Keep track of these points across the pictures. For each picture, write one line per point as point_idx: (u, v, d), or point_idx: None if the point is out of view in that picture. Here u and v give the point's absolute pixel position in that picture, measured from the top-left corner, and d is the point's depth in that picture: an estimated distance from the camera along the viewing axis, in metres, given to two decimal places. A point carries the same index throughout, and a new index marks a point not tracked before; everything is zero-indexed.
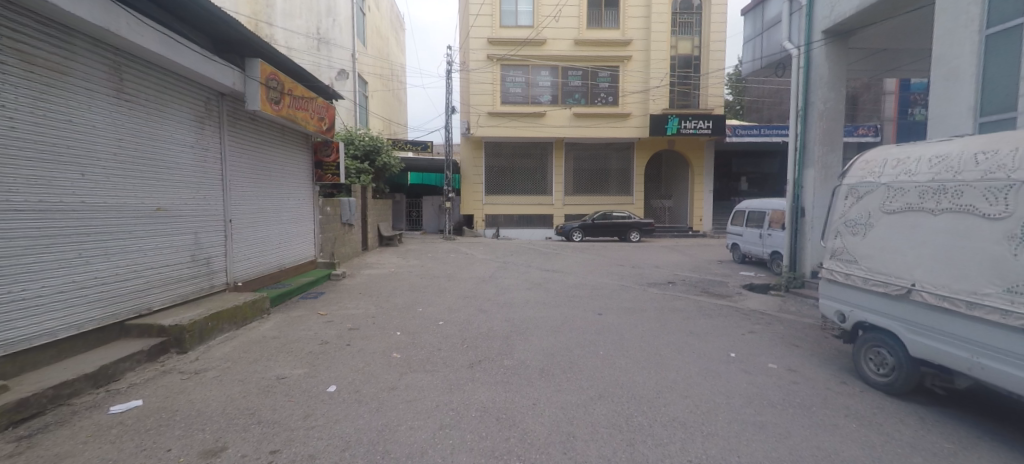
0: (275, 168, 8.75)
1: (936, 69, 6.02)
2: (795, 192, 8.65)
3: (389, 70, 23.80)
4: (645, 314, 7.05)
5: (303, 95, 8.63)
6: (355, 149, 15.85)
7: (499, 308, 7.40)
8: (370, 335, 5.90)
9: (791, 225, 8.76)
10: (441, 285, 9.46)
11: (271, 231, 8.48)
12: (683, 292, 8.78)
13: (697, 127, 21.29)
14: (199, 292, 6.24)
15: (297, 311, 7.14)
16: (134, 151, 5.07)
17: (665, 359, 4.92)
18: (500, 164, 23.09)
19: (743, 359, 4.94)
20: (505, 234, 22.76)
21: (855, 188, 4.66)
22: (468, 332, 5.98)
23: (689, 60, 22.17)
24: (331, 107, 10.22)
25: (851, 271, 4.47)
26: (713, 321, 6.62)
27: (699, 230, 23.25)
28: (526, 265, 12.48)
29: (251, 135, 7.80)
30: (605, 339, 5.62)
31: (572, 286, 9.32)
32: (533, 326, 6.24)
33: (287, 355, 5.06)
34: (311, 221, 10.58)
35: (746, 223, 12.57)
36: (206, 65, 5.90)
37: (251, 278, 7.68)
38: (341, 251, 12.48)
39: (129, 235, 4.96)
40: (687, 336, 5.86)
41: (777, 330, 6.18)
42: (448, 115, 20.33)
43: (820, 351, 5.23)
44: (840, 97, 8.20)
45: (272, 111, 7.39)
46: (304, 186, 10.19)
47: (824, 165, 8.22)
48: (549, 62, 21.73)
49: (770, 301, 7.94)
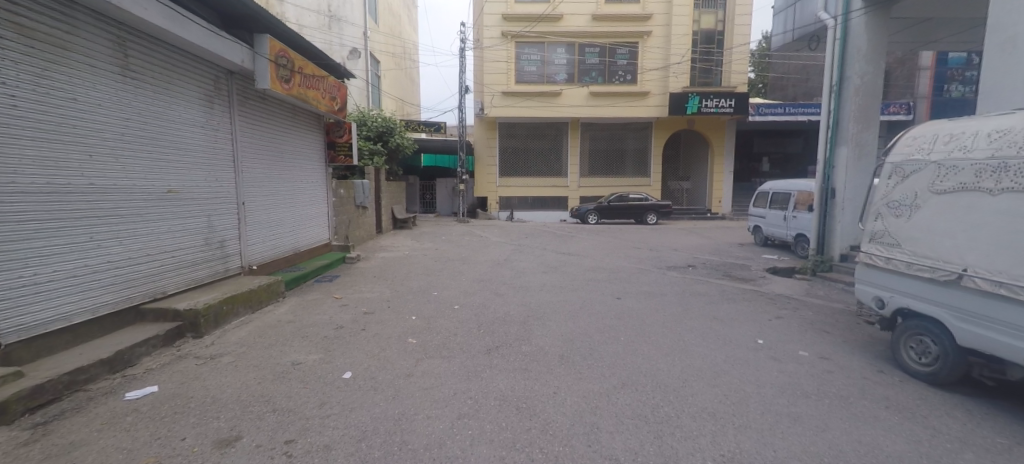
0: (288, 149, 8.65)
1: (991, 37, 5.49)
2: (826, 172, 8.18)
3: (402, 49, 23.39)
4: (666, 298, 6.84)
5: (314, 73, 8.44)
6: (368, 130, 15.76)
7: (516, 292, 7.27)
8: (385, 319, 5.83)
9: (820, 207, 8.32)
10: (456, 269, 9.37)
11: (284, 214, 8.45)
12: (704, 276, 8.53)
13: (718, 106, 20.54)
14: (213, 276, 6.24)
15: (312, 295, 7.12)
16: (142, 130, 4.97)
17: (688, 345, 4.74)
18: (514, 145, 22.72)
19: (770, 346, 4.73)
20: (519, 216, 22.56)
21: (899, 167, 4.30)
22: (484, 317, 5.87)
23: (711, 35, 21.27)
24: (342, 86, 10.02)
25: (893, 255, 4.13)
26: (737, 306, 6.39)
27: (718, 212, 22.66)
28: (542, 248, 12.32)
29: (262, 116, 7.69)
30: (624, 324, 5.46)
31: (589, 270, 9.12)
32: (550, 310, 6.10)
33: (302, 339, 5.03)
34: (325, 203, 10.54)
35: (769, 205, 12.13)
36: (213, 41, 5.73)
37: (266, 261, 7.69)
38: (355, 233, 12.47)
39: (140, 216, 4.92)
40: (710, 321, 5.66)
41: (804, 315, 5.93)
42: (462, 95, 19.93)
43: (852, 339, 4.97)
44: (878, 72, 7.69)
45: (281, 90, 7.22)
46: (318, 168, 10.11)
47: (857, 143, 7.76)
48: (566, 38, 21.08)
49: (796, 285, 7.64)
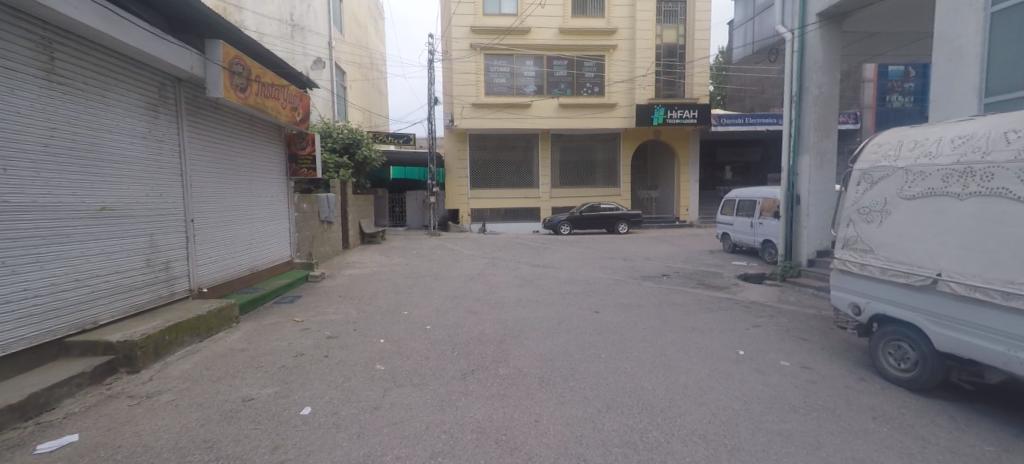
0: (244, 161, 8.11)
1: (938, 49, 5.75)
2: (791, 179, 8.37)
3: (369, 60, 22.89)
4: (644, 310, 6.71)
5: (272, 82, 7.95)
6: (334, 142, 15.29)
7: (491, 309, 6.97)
8: (351, 343, 5.41)
9: (786, 214, 8.49)
10: (427, 285, 9.01)
11: (240, 231, 7.86)
12: (679, 285, 8.51)
13: (683, 117, 21.12)
14: (156, 302, 5.62)
15: (270, 319, 6.58)
16: (69, 141, 4.44)
17: (671, 360, 4.59)
18: (485, 157, 22.57)
19: (752, 358, 4.65)
20: (492, 228, 22.31)
21: (868, 173, 4.34)
22: (459, 338, 5.54)
23: (674, 49, 21.97)
24: (304, 96, 9.57)
25: (867, 261, 4.13)
26: (714, 316, 6.34)
27: (685, 220, 23.16)
28: (515, 261, 12.09)
29: (216, 127, 7.17)
30: (605, 339, 5.28)
31: (565, 282, 8.95)
32: (528, 327, 5.84)
33: (257, 370, 4.56)
34: (286, 219, 9.96)
35: (736, 213, 12.40)
36: (157, 46, 5.25)
37: (219, 283, 7.08)
38: (319, 250, 11.87)
39: (67, 237, 4.37)
40: (690, 332, 5.58)
41: (781, 323, 5.92)
42: (431, 107, 19.64)
43: (829, 345, 4.97)
44: (834, 82, 7.96)
45: (237, 99, 6.74)
46: (278, 181, 9.56)
47: (819, 150, 7.99)
48: (534, 51, 21.26)
49: (768, 291, 7.70)
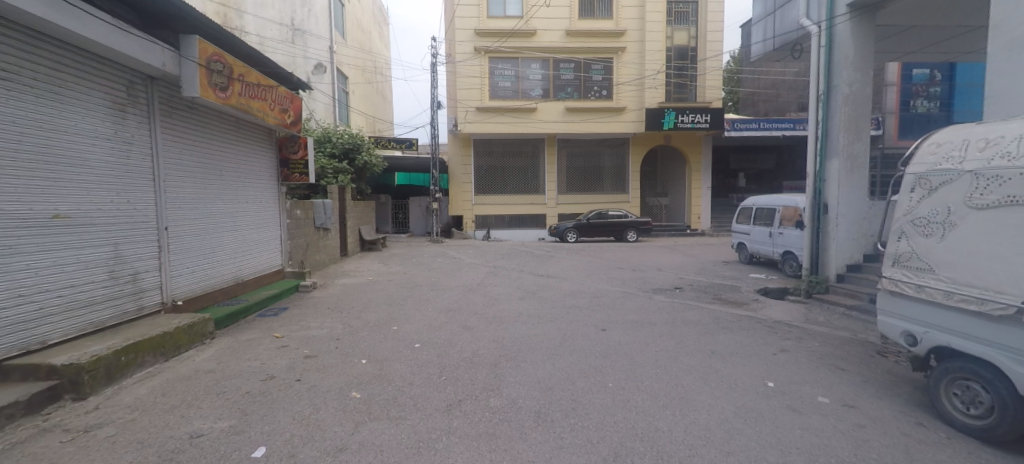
0: (228, 166, 7.65)
1: (996, 39, 5.12)
2: (817, 186, 7.72)
3: (372, 64, 22.64)
4: (655, 328, 6.10)
5: (258, 82, 7.54)
6: (333, 147, 15.00)
7: (488, 324, 6.40)
8: (328, 365, 4.86)
9: (812, 224, 7.84)
10: (423, 296, 8.48)
11: (223, 240, 7.39)
12: (694, 300, 7.87)
13: (694, 121, 20.47)
14: (119, 318, 5.05)
15: (248, 334, 6.06)
16: (17, 143, 3.89)
17: (688, 393, 3.97)
18: (489, 163, 22.11)
19: (784, 392, 4.02)
20: (496, 235, 21.76)
21: (925, 178, 3.75)
22: (448, 359, 4.96)
23: (685, 52, 21.37)
24: (296, 97, 9.17)
25: (925, 282, 3.52)
26: (735, 337, 5.69)
27: (697, 228, 22.46)
28: (518, 270, 11.51)
29: (196, 129, 6.74)
30: (613, 364, 4.67)
31: (570, 295, 8.34)
32: (526, 348, 5.25)
33: (220, 399, 3.95)
34: (277, 226, 9.49)
35: (753, 221, 11.72)
36: (122, 40, 4.74)
37: (197, 295, 6.56)
38: (314, 257, 11.42)
39: (11, 251, 3.80)
40: (709, 357, 4.96)
41: (812, 348, 5.25)
42: (435, 110, 19.23)
43: (875, 378, 4.31)
44: (866, 79, 7.32)
45: (216, 98, 6.30)
46: (268, 187, 9.12)
47: (848, 155, 7.34)
48: (541, 54, 20.81)
49: (793, 309, 7.03)
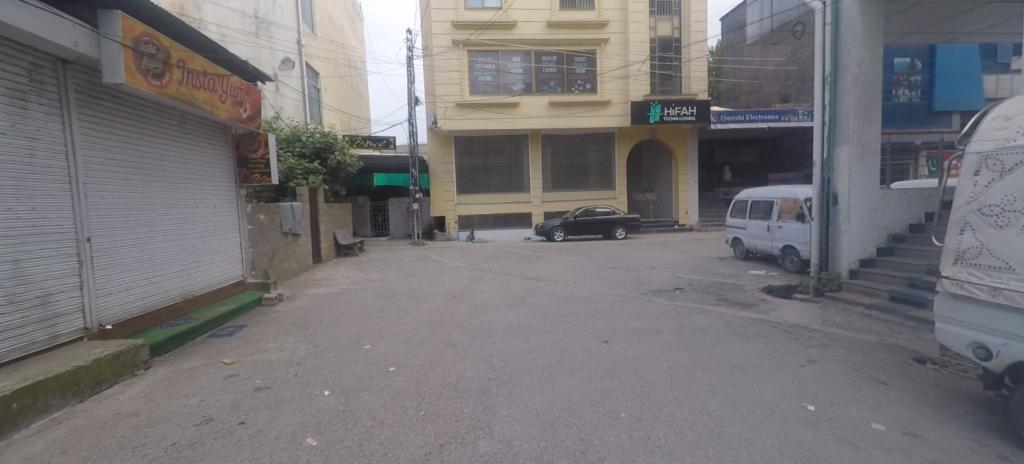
0: (171, 166, 6.65)
1: None
2: (825, 175, 7.25)
3: (345, 59, 21.57)
4: (662, 337, 5.44)
5: (205, 69, 6.61)
6: (303, 147, 14.02)
7: (475, 339, 5.66)
8: (283, 399, 3.95)
9: (821, 216, 7.36)
10: (402, 306, 7.69)
11: (167, 251, 6.43)
12: (698, 301, 7.26)
13: (681, 114, 19.99)
14: (25, 351, 4.08)
15: (193, 360, 5.13)
16: None
17: (718, 423, 3.29)
18: (472, 161, 21.31)
19: (829, 418, 3.38)
20: (480, 235, 20.98)
21: (993, 158, 3.16)
22: (428, 386, 4.17)
23: (669, 43, 20.95)
24: (252, 89, 8.23)
25: (1001, 281, 2.88)
26: (753, 346, 5.08)
27: (685, 224, 22.08)
28: (505, 273, 10.79)
29: (127, 123, 5.75)
30: (622, 387, 3.97)
31: (563, 300, 7.64)
32: (519, 368, 4.51)
33: (135, 456, 3.08)
34: (235, 233, 8.52)
35: (749, 215, 11.26)
36: (20, 14, 3.81)
37: (135, 318, 5.60)
38: (282, 266, 10.48)
39: None
40: (730, 372, 4.31)
41: (842, 357, 4.67)
42: (412, 107, 18.31)
43: (927, 395, 3.70)
44: (875, 58, 6.91)
45: (148, 86, 5.36)
46: (223, 190, 8.15)
47: (859, 140, 6.91)
48: (522, 46, 20.11)
49: (807, 311, 6.50)
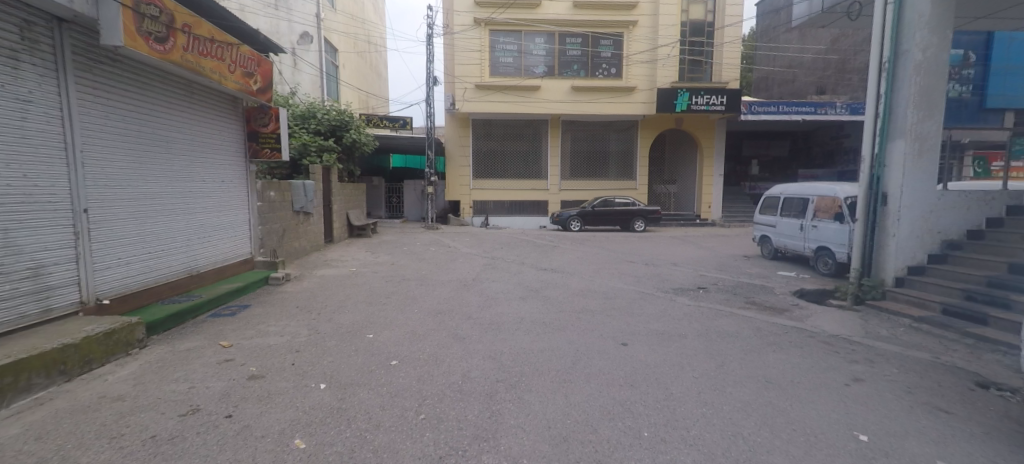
0: (175, 137, 6.38)
1: None
2: (875, 172, 6.63)
3: (364, 35, 21.18)
4: (687, 342, 5.01)
5: (212, 36, 6.29)
6: (318, 124, 13.77)
7: (484, 333, 5.34)
8: (275, 392, 3.65)
9: (867, 217, 6.76)
10: (410, 293, 7.41)
11: (171, 226, 6.24)
12: (724, 303, 6.77)
13: (709, 103, 19.08)
14: (12, 324, 3.85)
15: (191, 342, 4.93)
16: None
17: (758, 450, 2.88)
18: (489, 145, 20.83)
19: (887, 453, 2.92)
20: (495, 222, 20.64)
21: None
22: (432, 385, 3.84)
23: (701, 27, 19.93)
24: (263, 61, 7.92)
25: None
26: (788, 358, 4.60)
27: (707, 218, 21.31)
28: (518, 262, 10.42)
29: (129, 89, 5.46)
30: (645, 398, 3.58)
31: (578, 295, 7.25)
32: (531, 369, 4.17)
33: (109, 449, 2.70)
34: (244, 209, 8.32)
35: (780, 213, 10.62)
36: None
37: (133, 292, 5.40)
38: (292, 245, 10.32)
39: None
40: (763, 388, 3.87)
41: (891, 377, 4.18)
42: (431, 87, 17.88)
43: (1002, 430, 3.22)
44: (942, 44, 6.25)
45: (149, 51, 5.05)
46: (231, 164, 7.92)
47: (918, 134, 6.27)
48: (546, 27, 19.38)
49: (846, 320, 5.98)
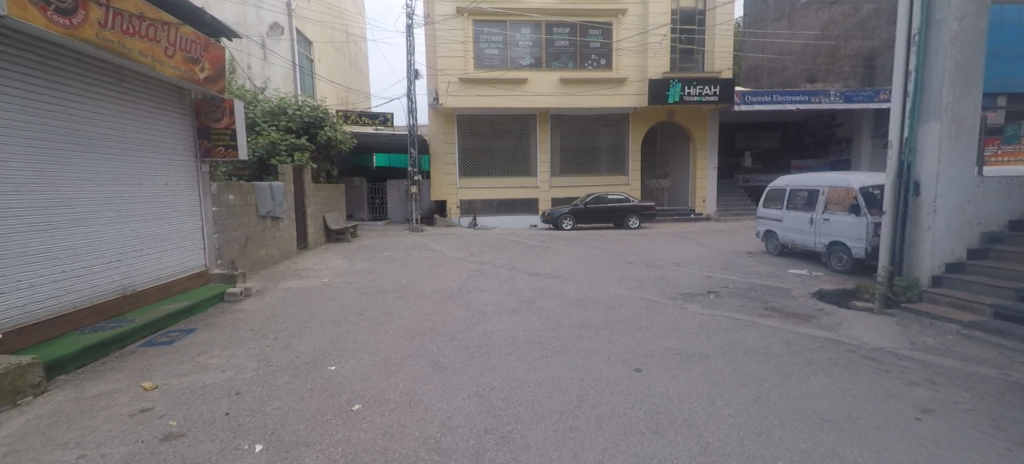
0: (98, 133, 5.38)
1: None
2: (905, 158, 5.92)
3: (341, 28, 20.11)
4: (709, 364, 4.23)
5: (141, 12, 5.32)
6: (289, 121, 12.76)
7: (470, 359, 4.48)
8: (188, 461, 2.76)
9: (896, 208, 6.05)
10: (387, 308, 6.52)
11: (95, 238, 5.27)
12: (740, 310, 6.02)
13: (702, 94, 18.30)
14: None
15: (107, 384, 4.01)
16: None
17: None
18: (475, 142, 19.95)
19: None
20: (483, 222, 19.76)
21: None
22: (400, 444, 2.95)
23: (692, 16, 19.27)
24: (211, 46, 6.97)
25: None
26: (834, 382, 3.82)
27: (702, 212, 20.71)
28: (508, 267, 9.57)
29: (28, 72, 4.45)
30: (676, 455, 2.75)
31: (577, 305, 6.43)
32: (527, 413, 3.33)
33: None
34: (194, 215, 7.35)
35: (786, 206, 9.94)
36: None
37: (39, 322, 4.41)
38: (257, 254, 9.31)
39: None
40: (819, 429, 3.06)
41: (966, 405, 3.40)
42: (411, 81, 16.90)
43: None
44: (979, 11, 5.56)
45: (45, 23, 4.07)
46: (178, 164, 6.96)
47: (954, 114, 5.58)
48: (531, 17, 18.55)
49: (884, 328, 5.24)
